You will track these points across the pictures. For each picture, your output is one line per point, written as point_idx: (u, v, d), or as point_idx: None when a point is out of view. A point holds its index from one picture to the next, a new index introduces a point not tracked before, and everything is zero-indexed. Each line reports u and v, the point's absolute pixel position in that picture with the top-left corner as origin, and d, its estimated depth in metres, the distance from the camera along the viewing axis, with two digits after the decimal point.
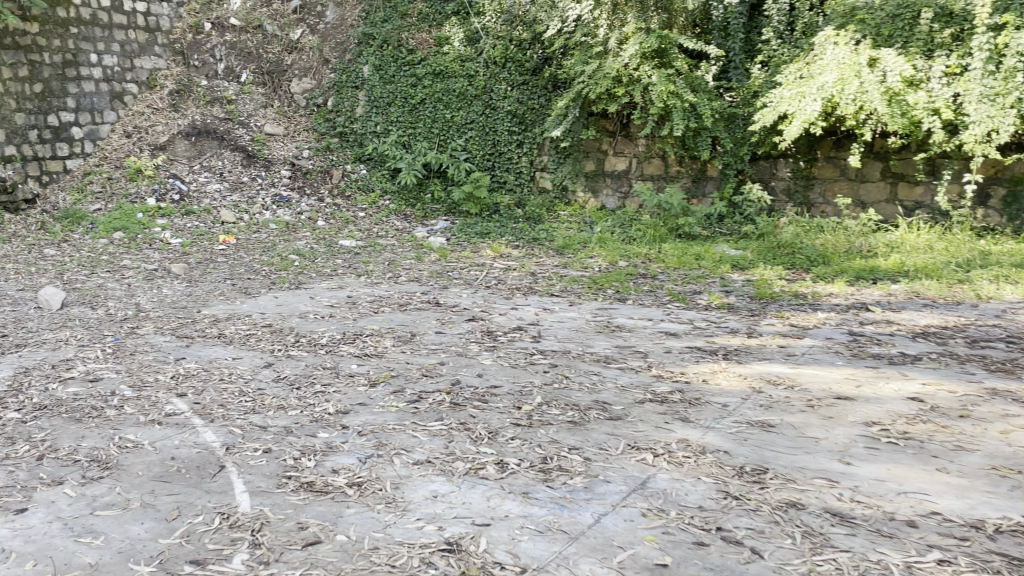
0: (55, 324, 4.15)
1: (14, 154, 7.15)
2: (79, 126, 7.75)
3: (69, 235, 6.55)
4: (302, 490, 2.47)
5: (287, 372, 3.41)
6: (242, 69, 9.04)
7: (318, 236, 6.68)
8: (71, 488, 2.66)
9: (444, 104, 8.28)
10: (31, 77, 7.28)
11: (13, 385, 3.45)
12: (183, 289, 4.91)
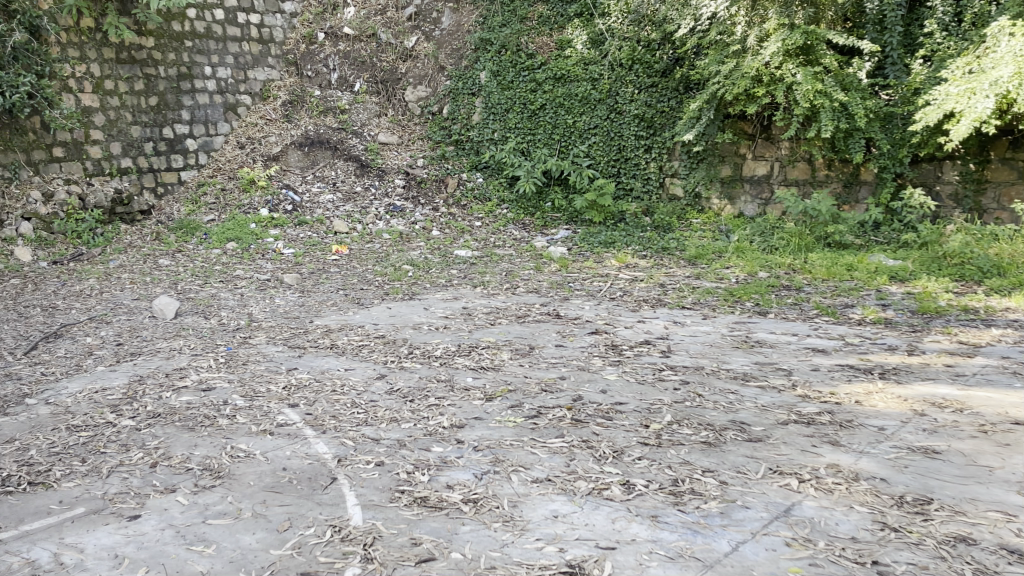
0: (170, 333, 4.22)
1: (130, 166, 7.42)
2: (193, 138, 8.01)
3: (183, 245, 6.72)
4: (415, 505, 2.42)
5: (400, 384, 3.37)
6: (356, 78, 9.09)
7: (433, 246, 6.68)
8: (183, 496, 2.67)
9: (566, 109, 8.18)
10: (146, 91, 7.54)
11: (128, 393, 3.51)
12: (296, 299, 4.95)
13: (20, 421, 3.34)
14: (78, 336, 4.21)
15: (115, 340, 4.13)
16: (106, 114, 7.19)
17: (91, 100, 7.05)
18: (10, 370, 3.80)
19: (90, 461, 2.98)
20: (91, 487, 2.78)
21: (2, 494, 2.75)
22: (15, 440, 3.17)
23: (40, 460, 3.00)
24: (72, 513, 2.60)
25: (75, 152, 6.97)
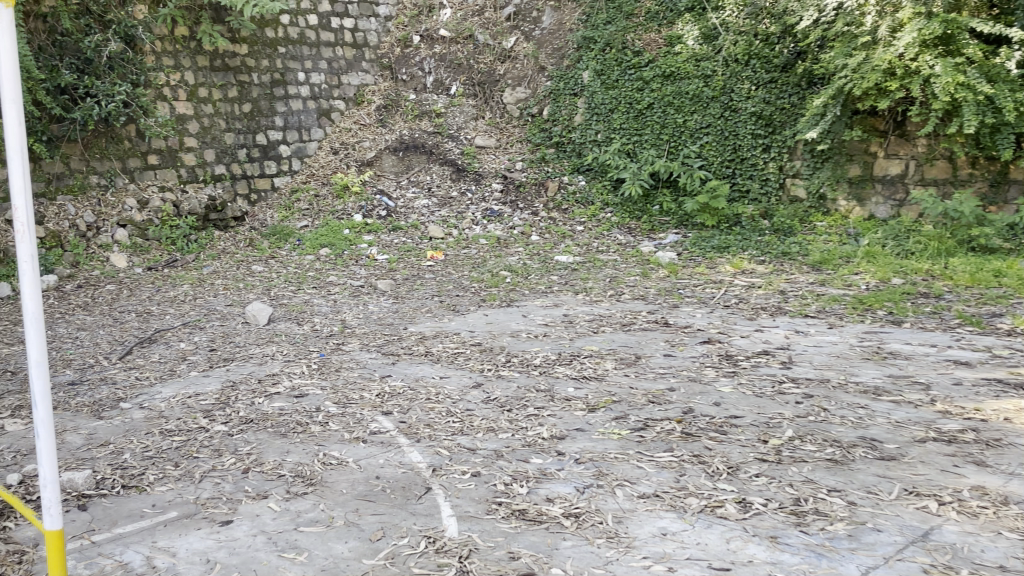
0: (263, 339, 4.24)
1: (223, 172, 7.60)
2: (287, 144, 8.16)
3: (276, 251, 6.79)
4: (513, 517, 2.35)
5: (498, 394, 3.30)
6: (452, 81, 9.01)
7: (533, 252, 6.57)
8: (275, 502, 2.65)
9: (676, 107, 7.70)
10: (240, 98, 7.74)
11: (221, 398, 3.52)
12: (390, 305, 4.94)
13: (115, 425, 3.37)
14: (172, 341, 4.26)
15: (208, 346, 4.16)
16: (200, 122, 7.40)
17: (185, 108, 7.25)
18: (107, 375, 3.86)
19: (183, 465, 2.99)
20: (184, 491, 2.78)
21: (97, 496, 2.77)
22: (109, 444, 3.20)
23: (135, 464, 3.02)
24: (165, 517, 2.60)
25: (169, 159, 7.16)
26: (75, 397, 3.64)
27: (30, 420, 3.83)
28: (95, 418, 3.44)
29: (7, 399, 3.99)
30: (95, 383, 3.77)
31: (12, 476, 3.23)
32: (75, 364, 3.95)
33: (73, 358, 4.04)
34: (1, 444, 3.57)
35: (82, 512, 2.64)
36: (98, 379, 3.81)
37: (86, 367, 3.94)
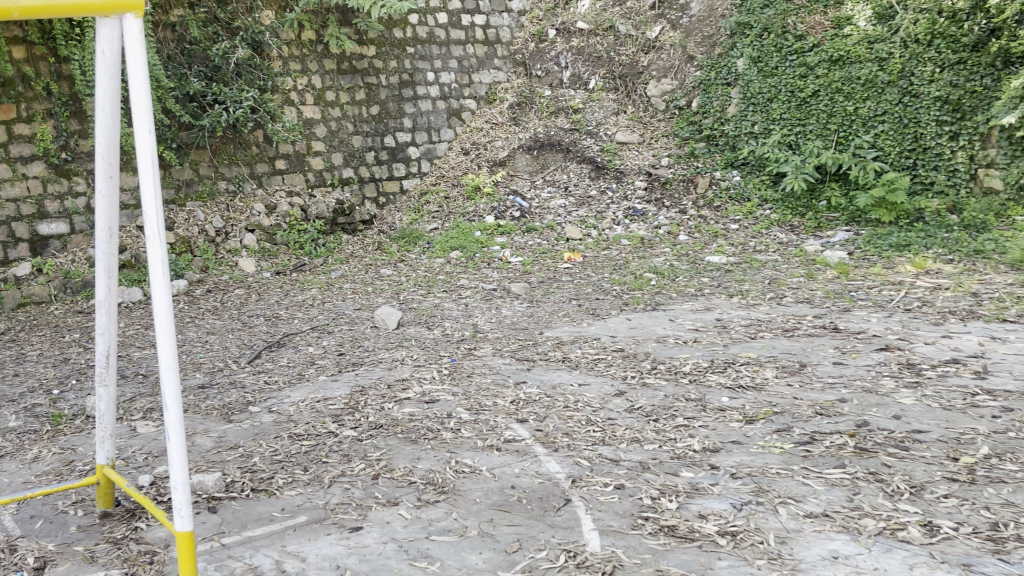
0: (392, 343, 4.21)
1: (352, 176, 7.73)
2: (415, 146, 8.24)
3: (406, 255, 6.82)
4: (661, 533, 2.23)
5: (643, 402, 3.18)
6: (591, 75, 8.99)
7: (681, 253, 6.33)
8: (406, 510, 2.61)
9: (845, 95, 7.17)
10: (368, 100, 7.86)
11: (350, 403, 3.48)
12: (525, 309, 4.87)
13: (245, 428, 3.39)
14: (301, 345, 4.27)
15: (337, 351, 4.16)
16: (328, 125, 7.54)
17: (312, 112, 7.41)
18: (236, 378, 3.89)
19: (312, 470, 2.97)
20: (313, 496, 2.76)
21: (227, 499, 2.77)
22: (238, 447, 3.21)
23: (264, 468, 3.01)
24: (294, 521, 2.57)
25: (297, 164, 7.31)
26: (205, 400, 3.68)
27: (162, 422, 3.90)
28: (225, 422, 3.46)
29: (141, 401, 4.07)
30: (224, 386, 3.80)
31: (144, 478, 3.28)
32: (205, 368, 4.00)
33: (203, 362, 4.10)
34: (134, 446, 3.63)
35: (212, 514, 2.65)
36: (227, 383, 3.84)
37: (216, 371, 3.98)
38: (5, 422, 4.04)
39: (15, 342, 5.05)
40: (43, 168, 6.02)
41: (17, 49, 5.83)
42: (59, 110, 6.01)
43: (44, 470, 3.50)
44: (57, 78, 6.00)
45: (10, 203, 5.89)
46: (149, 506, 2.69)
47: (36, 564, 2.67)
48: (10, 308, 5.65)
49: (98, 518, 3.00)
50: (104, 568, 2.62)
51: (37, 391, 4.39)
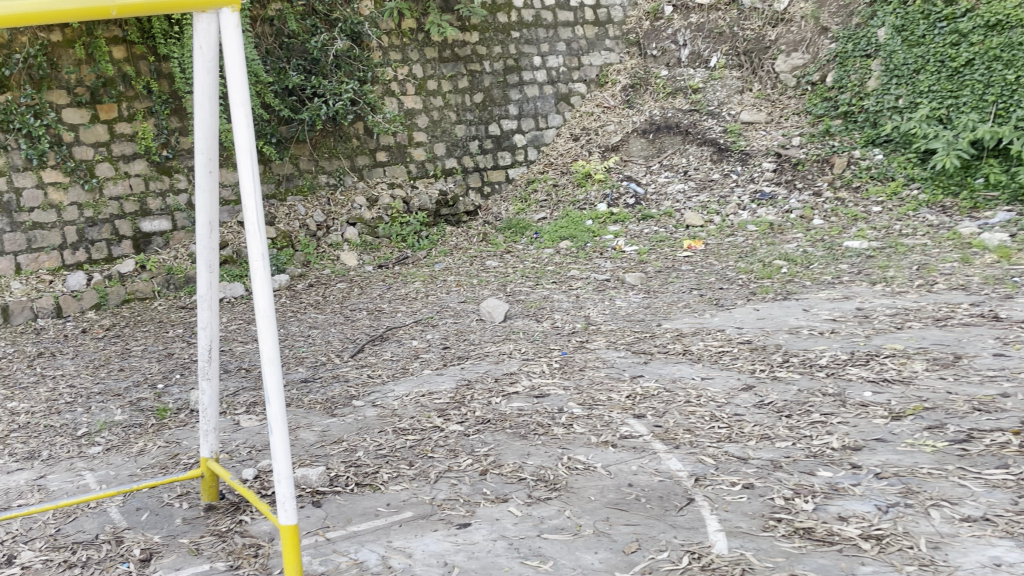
0: (499, 336, 4.14)
1: (456, 167, 7.72)
2: (522, 133, 8.14)
3: (513, 246, 6.79)
4: (796, 536, 2.15)
5: (774, 398, 3.05)
6: (712, 52, 8.49)
7: (816, 238, 5.95)
8: (516, 507, 2.57)
9: (1003, 62, 6.35)
10: (472, 88, 7.80)
11: (456, 398, 3.42)
12: (640, 300, 4.74)
13: (348, 422, 3.37)
14: (404, 339, 4.24)
15: (441, 344, 4.11)
16: (430, 115, 7.54)
17: (413, 102, 7.43)
18: (339, 373, 3.87)
19: (418, 465, 2.94)
20: (419, 491, 2.75)
21: (331, 493, 2.79)
22: (343, 441, 3.20)
23: (368, 462, 3.00)
24: (400, 517, 2.58)
25: (399, 155, 7.36)
26: (308, 394, 3.67)
27: (264, 416, 3.90)
28: (328, 416, 3.45)
29: (243, 396, 4.08)
30: (328, 380, 3.79)
31: (248, 471, 3.29)
32: (308, 363, 3.99)
33: (306, 356, 4.09)
34: (238, 440, 3.64)
35: (317, 508, 2.68)
36: (330, 376, 3.83)
37: (318, 365, 3.97)
38: (112, 416, 4.11)
39: (121, 338, 5.15)
40: (144, 167, 6.15)
41: (118, 49, 5.98)
42: (160, 108, 6.13)
43: (150, 464, 3.54)
44: (156, 76, 6.12)
45: (113, 202, 6.03)
46: (252, 500, 2.65)
47: (142, 555, 2.69)
48: (115, 305, 5.75)
49: (202, 511, 3.01)
50: (209, 561, 2.63)
51: (142, 386, 4.46)
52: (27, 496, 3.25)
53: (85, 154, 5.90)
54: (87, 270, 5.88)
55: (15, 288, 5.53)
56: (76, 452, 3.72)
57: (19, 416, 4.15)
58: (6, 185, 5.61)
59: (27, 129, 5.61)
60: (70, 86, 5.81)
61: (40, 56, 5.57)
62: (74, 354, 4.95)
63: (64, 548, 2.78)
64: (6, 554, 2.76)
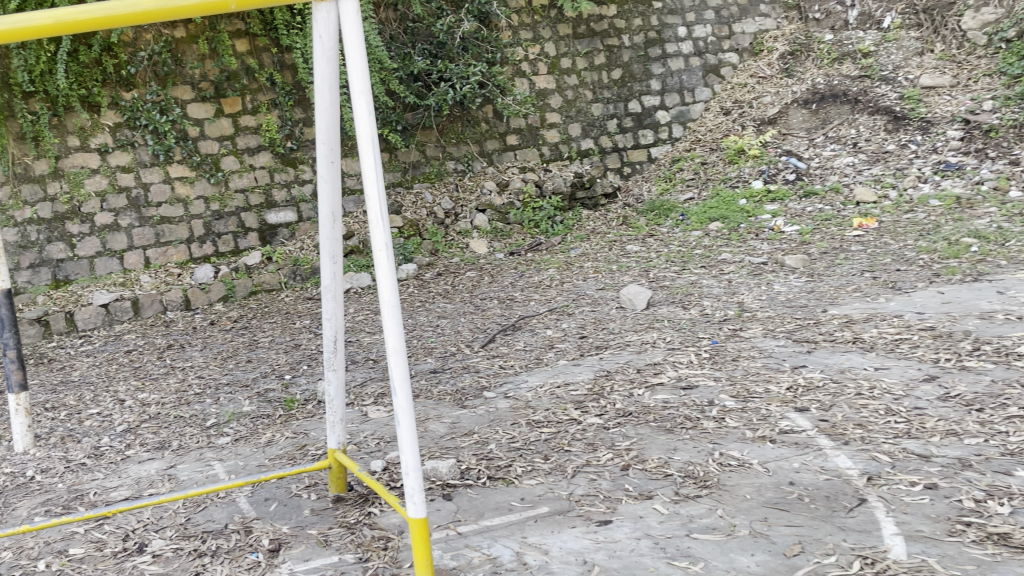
0: (641, 325, 3.98)
1: (592, 147, 7.61)
2: (665, 110, 7.89)
3: (656, 229, 6.58)
4: (988, 543, 1.98)
5: (961, 390, 2.83)
6: (885, 12, 8.12)
7: (1008, 212, 5.53)
8: (662, 504, 2.42)
9: None
10: (609, 64, 7.69)
11: (595, 389, 3.28)
12: (802, 285, 4.52)
13: (480, 414, 3.27)
14: (538, 328, 4.12)
15: (578, 333, 3.98)
16: (563, 95, 7.52)
17: (546, 82, 7.44)
18: (469, 364, 3.77)
19: (554, 459, 2.82)
20: (555, 486, 2.63)
21: (462, 486, 2.70)
22: (474, 433, 3.10)
23: (501, 455, 2.89)
24: (536, 512, 2.47)
25: (529, 138, 7.37)
26: (437, 385, 3.59)
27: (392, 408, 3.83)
28: (458, 407, 3.36)
29: (371, 386, 4.03)
30: (458, 370, 3.70)
31: (376, 463, 3.23)
32: (437, 353, 3.91)
33: (435, 346, 4.02)
34: (366, 431, 3.58)
35: (447, 502, 2.60)
36: (460, 367, 3.74)
37: (448, 356, 3.89)
38: (240, 407, 4.12)
39: (248, 330, 5.19)
40: (269, 159, 6.33)
41: (242, 43, 6.22)
42: (283, 99, 6.33)
43: (278, 454, 3.51)
44: (279, 68, 6.34)
45: (239, 194, 6.20)
46: (381, 493, 2.58)
47: (271, 546, 2.64)
48: (242, 296, 5.79)
49: (331, 502, 2.95)
50: (338, 552, 2.56)
51: (270, 377, 4.47)
52: (158, 485, 3.26)
53: (210, 148, 6.13)
54: (214, 263, 6.01)
55: (144, 282, 5.71)
56: (205, 442, 3.73)
57: (149, 408, 4.21)
58: (134, 181, 5.86)
59: (154, 125, 5.87)
60: (194, 82, 6.07)
61: (164, 52, 5.86)
62: (203, 345, 5.01)
63: (194, 537, 2.76)
64: (138, 541, 2.75)
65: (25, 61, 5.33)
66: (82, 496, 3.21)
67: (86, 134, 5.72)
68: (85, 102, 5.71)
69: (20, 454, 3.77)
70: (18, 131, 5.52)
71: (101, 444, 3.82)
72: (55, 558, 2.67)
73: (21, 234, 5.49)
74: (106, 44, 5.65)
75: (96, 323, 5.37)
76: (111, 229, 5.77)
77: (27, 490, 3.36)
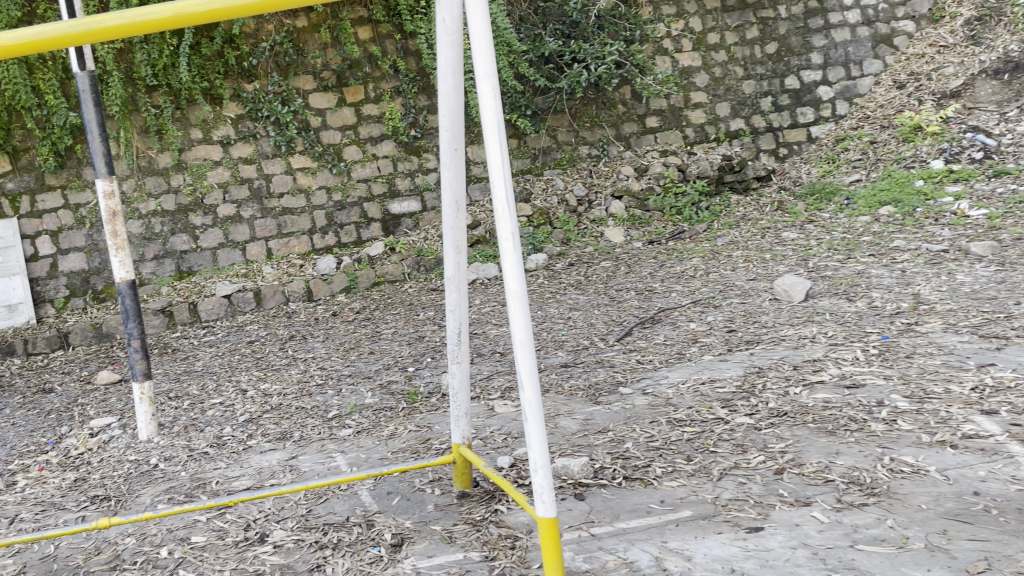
0: (798, 319, 3.76)
1: (742, 128, 7.40)
2: (828, 85, 7.56)
3: (816, 215, 6.28)
4: None
5: None
6: None
7: None
8: (822, 512, 2.22)
9: None
10: (762, 38, 7.44)
11: (745, 386, 3.09)
12: (989, 275, 4.19)
13: (615, 411, 3.11)
14: (679, 322, 3.98)
15: (725, 327, 3.80)
16: (710, 72, 7.35)
17: (690, 59, 7.29)
18: (603, 358, 3.64)
19: (698, 460, 2.63)
20: (699, 489, 2.44)
21: (595, 486, 2.55)
22: (608, 431, 2.94)
23: (638, 455, 2.72)
24: (677, 516, 2.29)
25: (671, 120, 7.25)
26: (569, 379, 3.46)
27: (519, 403, 3.69)
28: (591, 404, 3.21)
29: (497, 380, 3.91)
30: (591, 365, 3.57)
31: (503, 459, 3.06)
32: (568, 346, 3.81)
33: (567, 340, 3.93)
34: (492, 426, 3.44)
35: (580, 502, 2.45)
36: (593, 361, 3.61)
37: (580, 350, 3.78)
38: (362, 399, 4.06)
39: (371, 321, 5.15)
40: (392, 148, 6.30)
41: (364, 30, 6.22)
42: (407, 87, 6.29)
43: (401, 448, 3.40)
44: (403, 54, 6.30)
45: (362, 184, 6.20)
46: (506, 489, 2.40)
47: (394, 540, 2.49)
48: (366, 287, 5.72)
49: (455, 498, 2.79)
50: (463, 550, 2.39)
51: (393, 369, 4.40)
52: (280, 476, 3.19)
53: (332, 138, 6.16)
54: (336, 253, 6.03)
55: (267, 273, 5.79)
56: (326, 434, 3.67)
57: (271, 398, 4.19)
58: (256, 172, 5.95)
59: (276, 116, 5.96)
60: (316, 71, 6.11)
61: (286, 42, 5.91)
62: (324, 336, 4.99)
63: (315, 528, 2.62)
64: (259, 532, 2.65)
65: (149, 55, 5.52)
66: (205, 485, 3.18)
67: (209, 126, 5.84)
68: (208, 94, 5.84)
69: (144, 441, 3.80)
70: (142, 125, 5.69)
71: (224, 434, 3.80)
72: (177, 546, 2.59)
73: (145, 226, 5.66)
74: (228, 35, 5.79)
75: (219, 313, 5.42)
76: (234, 220, 5.88)
77: (152, 478, 3.35)
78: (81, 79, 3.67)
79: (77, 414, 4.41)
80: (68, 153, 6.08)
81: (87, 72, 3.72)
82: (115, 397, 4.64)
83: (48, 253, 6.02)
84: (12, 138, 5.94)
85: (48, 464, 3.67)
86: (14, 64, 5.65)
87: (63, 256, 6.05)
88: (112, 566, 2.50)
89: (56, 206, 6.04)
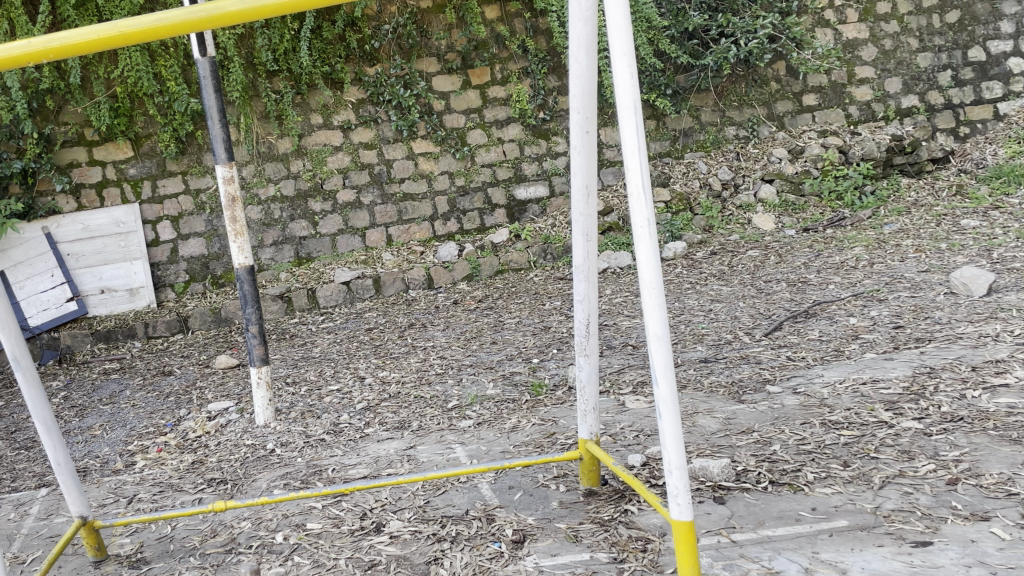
0: (977, 315, 3.47)
1: (916, 104, 7.05)
2: (1019, 57, 7.14)
3: (1000, 200, 5.83)
4: None
5: None
6: None
7: None
8: (1002, 528, 1.97)
9: None
10: (943, 7, 7.04)
11: (912, 388, 2.85)
12: None
13: (761, 411, 2.90)
14: (837, 316, 3.76)
15: (891, 323, 3.56)
16: (880, 45, 6.98)
17: (856, 30, 6.93)
18: (749, 353, 3.46)
19: (855, 467, 2.41)
20: (857, 498, 2.22)
21: (738, 490, 2.35)
22: (752, 432, 2.73)
23: (787, 458, 2.51)
24: (832, 525, 2.08)
25: (833, 97, 6.96)
26: (709, 375, 3.27)
27: (652, 399, 3.50)
28: (735, 402, 3.01)
29: (628, 374, 3.74)
30: (733, 360, 3.40)
31: (635, 457, 2.84)
32: (709, 340, 3.65)
33: (707, 334, 3.76)
34: (623, 422, 3.25)
35: (720, 506, 2.26)
36: (738, 357, 3.43)
37: (722, 344, 3.61)
38: (484, 390, 3.94)
39: (493, 310, 5.04)
40: (519, 131, 6.19)
41: (492, 9, 6.09)
42: (535, 67, 6.15)
43: (523, 441, 3.23)
44: (532, 33, 6.15)
45: (486, 168, 6.13)
46: (638, 488, 2.21)
47: (515, 536, 2.34)
48: (489, 275, 5.63)
49: (582, 496, 2.59)
50: (589, 550, 2.21)
51: (516, 360, 4.28)
52: (397, 465, 3.08)
53: (456, 122, 6.08)
54: (458, 239, 5.99)
55: (386, 260, 5.77)
56: (446, 425, 3.55)
57: (389, 387, 4.11)
58: (377, 157, 5.94)
59: (398, 100, 5.92)
60: (441, 53, 6.02)
61: (409, 24, 5.85)
62: (445, 325, 4.90)
63: (434, 520, 2.49)
64: (376, 521, 2.53)
65: (270, 40, 5.57)
66: (321, 472, 3.10)
67: (329, 111, 5.84)
68: (329, 79, 5.84)
69: (261, 426, 3.77)
70: (262, 111, 5.73)
71: (341, 421, 3.74)
72: (293, 532, 2.51)
73: (265, 212, 5.74)
74: (350, 19, 5.77)
75: (337, 300, 5.40)
76: (353, 206, 5.89)
77: (268, 463, 3.31)
78: (202, 65, 3.59)
79: (195, 397, 4.44)
80: (189, 139, 6.14)
81: (207, 58, 3.64)
82: (233, 382, 4.66)
83: (168, 238, 6.13)
84: (135, 124, 6.03)
85: (167, 446, 3.67)
86: (136, 51, 5.75)
87: (183, 241, 6.15)
88: (228, 550, 2.43)
89: (177, 191, 6.13)
